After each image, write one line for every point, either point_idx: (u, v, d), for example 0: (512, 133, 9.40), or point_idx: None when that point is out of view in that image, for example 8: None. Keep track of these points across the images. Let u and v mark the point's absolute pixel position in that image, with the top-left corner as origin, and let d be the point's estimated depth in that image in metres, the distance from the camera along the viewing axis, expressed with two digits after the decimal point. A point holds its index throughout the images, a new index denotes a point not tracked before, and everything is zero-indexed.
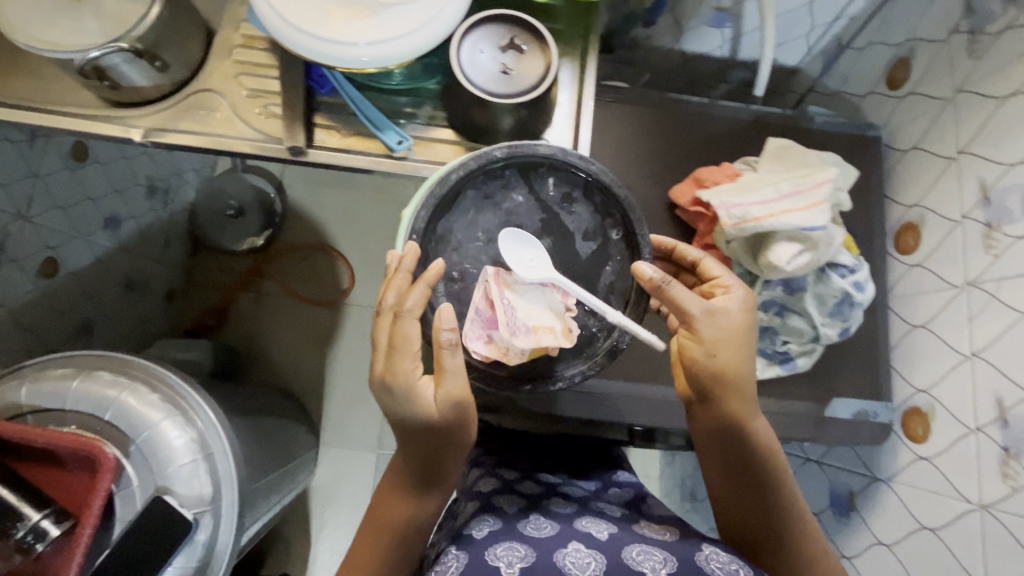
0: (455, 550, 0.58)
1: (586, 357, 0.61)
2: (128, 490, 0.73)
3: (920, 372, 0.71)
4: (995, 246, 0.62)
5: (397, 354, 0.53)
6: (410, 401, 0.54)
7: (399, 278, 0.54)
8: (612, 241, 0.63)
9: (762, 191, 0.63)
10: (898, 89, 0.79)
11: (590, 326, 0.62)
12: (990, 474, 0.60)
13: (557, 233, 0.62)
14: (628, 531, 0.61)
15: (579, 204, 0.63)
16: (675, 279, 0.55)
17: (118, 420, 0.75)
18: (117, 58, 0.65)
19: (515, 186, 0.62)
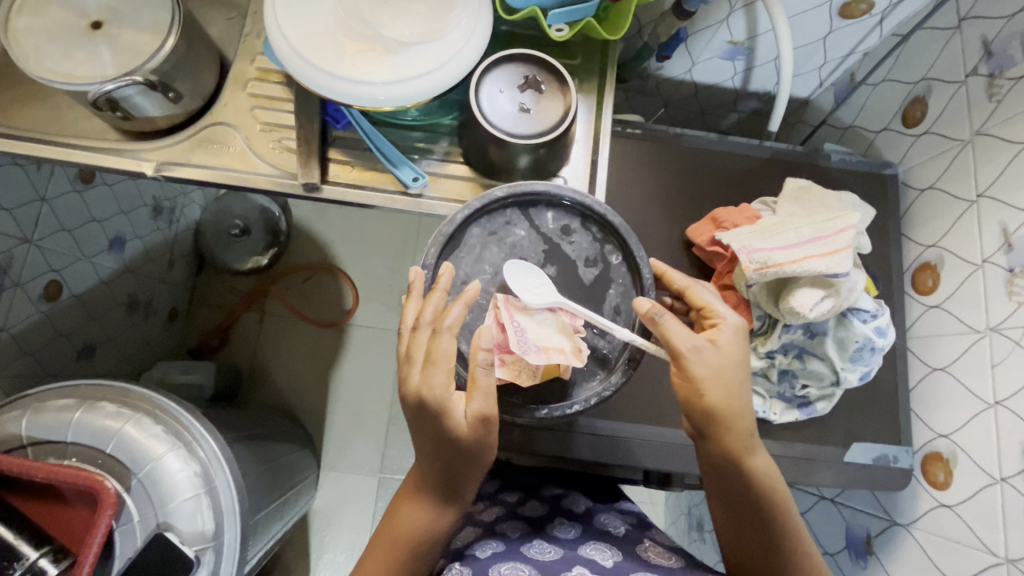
0: (459, 566, 0.58)
1: (604, 379, 0.57)
2: (128, 525, 0.71)
3: (941, 417, 0.69)
4: (1017, 293, 0.62)
5: (431, 366, 0.49)
6: (438, 409, 0.50)
7: (436, 295, 0.52)
8: (613, 266, 0.60)
9: (784, 236, 0.61)
10: (914, 128, 0.79)
11: (600, 347, 0.58)
12: (1016, 526, 0.59)
13: (560, 262, 0.60)
14: (633, 554, 0.61)
15: (579, 233, 0.61)
16: (669, 311, 0.52)
17: (121, 453, 0.73)
18: (131, 90, 0.65)
19: (517, 222, 0.60)
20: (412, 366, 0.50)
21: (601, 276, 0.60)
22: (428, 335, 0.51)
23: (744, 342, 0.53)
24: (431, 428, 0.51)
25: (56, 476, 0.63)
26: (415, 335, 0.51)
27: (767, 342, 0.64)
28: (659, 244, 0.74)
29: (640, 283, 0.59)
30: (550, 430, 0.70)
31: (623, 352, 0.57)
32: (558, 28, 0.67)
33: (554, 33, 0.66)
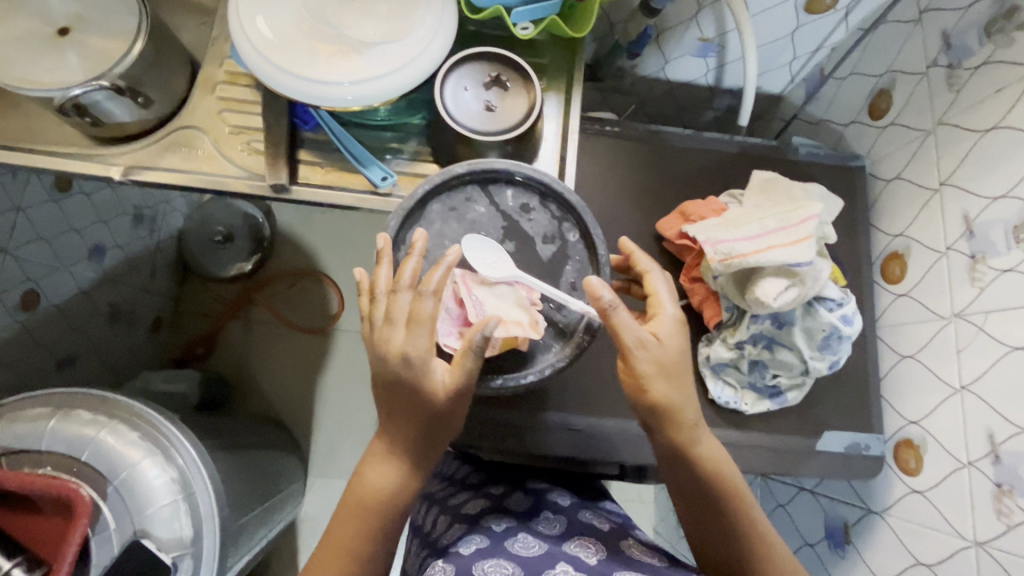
0: (443, 562, 0.60)
1: (559, 351, 0.49)
2: (104, 534, 0.71)
3: (911, 404, 0.70)
4: (980, 279, 0.62)
5: (415, 328, 0.44)
6: (419, 375, 0.45)
7: (411, 260, 0.46)
8: (571, 244, 0.51)
9: (748, 227, 0.62)
10: (881, 119, 0.80)
11: (557, 320, 0.49)
12: (984, 509, 0.59)
13: (519, 239, 0.51)
14: (619, 551, 0.59)
15: (539, 210, 0.51)
16: (620, 302, 0.49)
17: (97, 461, 0.73)
18: (99, 95, 0.65)
19: (477, 199, 0.50)
20: (394, 330, 0.45)
21: (558, 255, 0.51)
22: (409, 299, 0.46)
23: (686, 333, 0.53)
24: (405, 394, 0.46)
25: (30, 484, 0.63)
26: (395, 298, 0.45)
27: (736, 333, 0.65)
28: (630, 239, 0.75)
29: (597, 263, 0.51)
30: (523, 426, 0.69)
31: (582, 329, 0.49)
32: (523, 26, 0.67)
33: (519, 32, 0.67)
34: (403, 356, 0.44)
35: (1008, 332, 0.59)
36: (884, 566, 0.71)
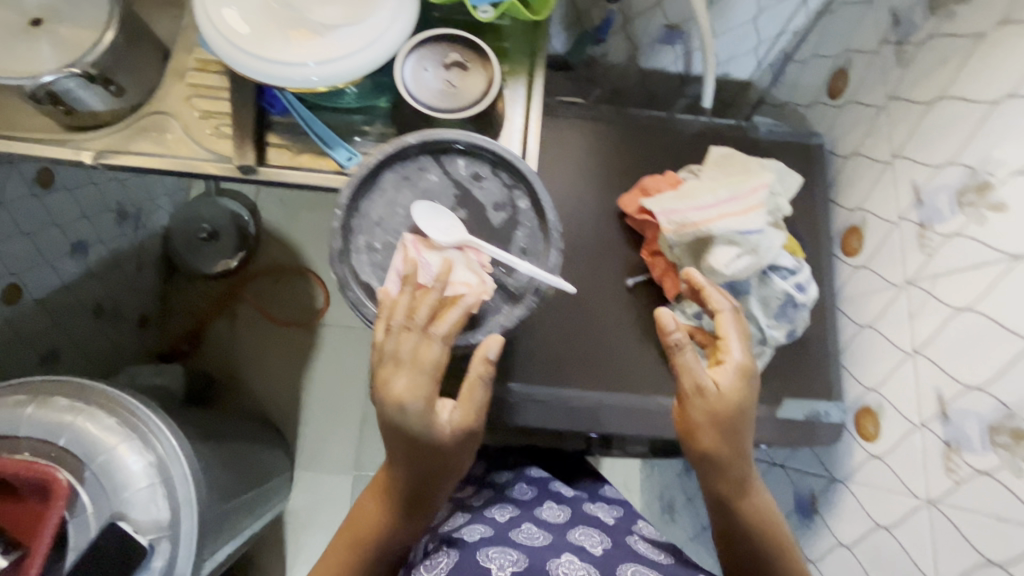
0: (447, 548, 0.59)
1: (508, 311, 0.50)
2: (81, 518, 0.72)
3: (869, 372, 0.71)
4: (928, 245, 0.64)
5: (419, 376, 0.43)
6: (419, 427, 0.43)
7: (432, 295, 0.45)
8: (522, 210, 0.52)
9: (700, 197, 0.64)
10: (838, 98, 0.82)
11: (506, 285, 0.50)
12: (935, 468, 0.60)
13: (471, 207, 0.52)
14: (622, 544, 0.62)
15: (491, 179, 0.53)
16: (687, 345, 0.53)
17: (74, 446, 0.74)
18: (70, 83, 0.66)
19: (429, 167, 0.52)
20: (396, 373, 0.42)
21: (510, 221, 0.52)
22: (417, 337, 0.44)
23: (749, 384, 0.55)
24: (409, 441, 0.45)
25: (8, 468, 0.65)
26: (403, 338, 0.43)
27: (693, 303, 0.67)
28: (595, 217, 0.76)
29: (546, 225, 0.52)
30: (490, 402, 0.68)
31: (531, 290, 0.50)
32: (483, 9, 0.69)
33: (479, 15, 0.68)
34: (401, 409, 0.43)
35: (955, 294, 0.60)
36: (849, 533, 0.73)
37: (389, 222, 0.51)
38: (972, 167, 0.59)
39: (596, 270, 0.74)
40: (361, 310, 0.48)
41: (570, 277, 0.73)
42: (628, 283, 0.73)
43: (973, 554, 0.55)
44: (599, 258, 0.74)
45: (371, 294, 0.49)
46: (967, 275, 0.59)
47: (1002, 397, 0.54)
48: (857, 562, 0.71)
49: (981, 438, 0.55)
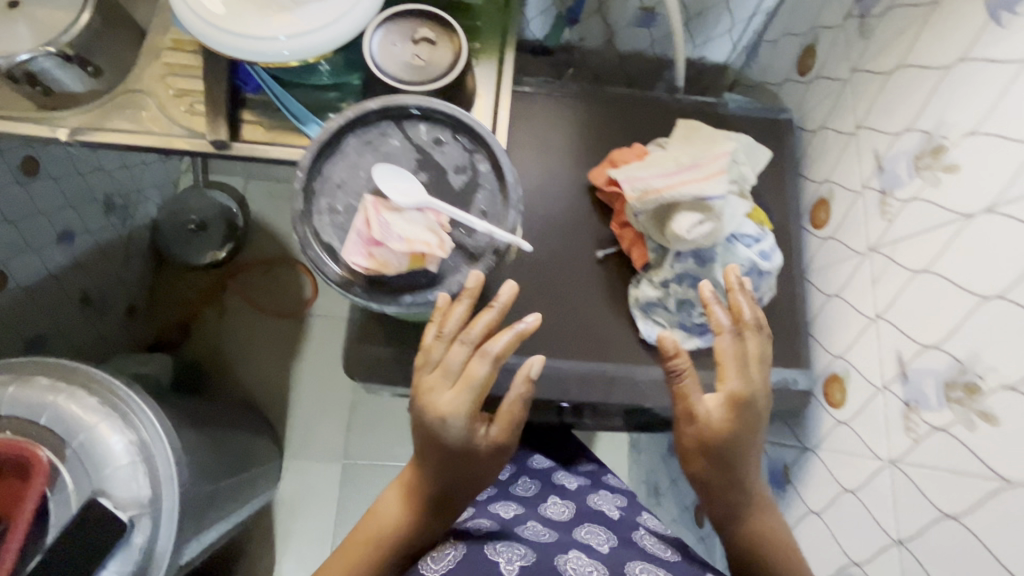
0: (453, 542, 0.56)
1: (468, 270, 0.51)
2: (63, 494, 0.73)
3: (836, 340, 0.73)
4: (889, 211, 0.65)
5: (462, 388, 0.48)
6: (462, 433, 0.49)
7: (486, 313, 0.50)
8: (482, 174, 0.53)
9: (664, 165, 0.65)
10: (807, 75, 0.83)
11: (466, 245, 0.51)
12: (896, 428, 0.61)
13: (432, 171, 0.53)
14: (629, 541, 0.61)
15: (452, 144, 0.54)
16: (688, 368, 0.56)
17: (55, 424, 0.74)
18: (46, 62, 0.67)
19: (391, 133, 0.53)
20: (444, 384, 0.48)
21: (470, 184, 0.53)
22: (463, 352, 0.49)
23: (750, 411, 0.56)
24: (450, 447, 0.50)
25: None
26: (455, 350, 0.48)
27: (660, 272, 0.69)
28: (567, 192, 0.77)
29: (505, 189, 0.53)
30: None
31: (491, 249, 0.51)
32: None
33: None
34: (445, 419, 0.48)
35: (913, 257, 0.61)
36: (819, 499, 0.74)
37: (351, 184, 0.51)
38: (928, 131, 0.60)
39: (567, 243, 0.75)
40: (322, 269, 0.49)
41: (541, 250, 0.74)
42: (598, 256, 0.74)
43: (930, 508, 0.56)
44: (570, 231, 0.76)
45: (334, 255, 0.50)
46: (923, 239, 0.60)
47: (955, 353, 0.55)
48: (825, 527, 0.72)
49: (937, 394, 0.56)
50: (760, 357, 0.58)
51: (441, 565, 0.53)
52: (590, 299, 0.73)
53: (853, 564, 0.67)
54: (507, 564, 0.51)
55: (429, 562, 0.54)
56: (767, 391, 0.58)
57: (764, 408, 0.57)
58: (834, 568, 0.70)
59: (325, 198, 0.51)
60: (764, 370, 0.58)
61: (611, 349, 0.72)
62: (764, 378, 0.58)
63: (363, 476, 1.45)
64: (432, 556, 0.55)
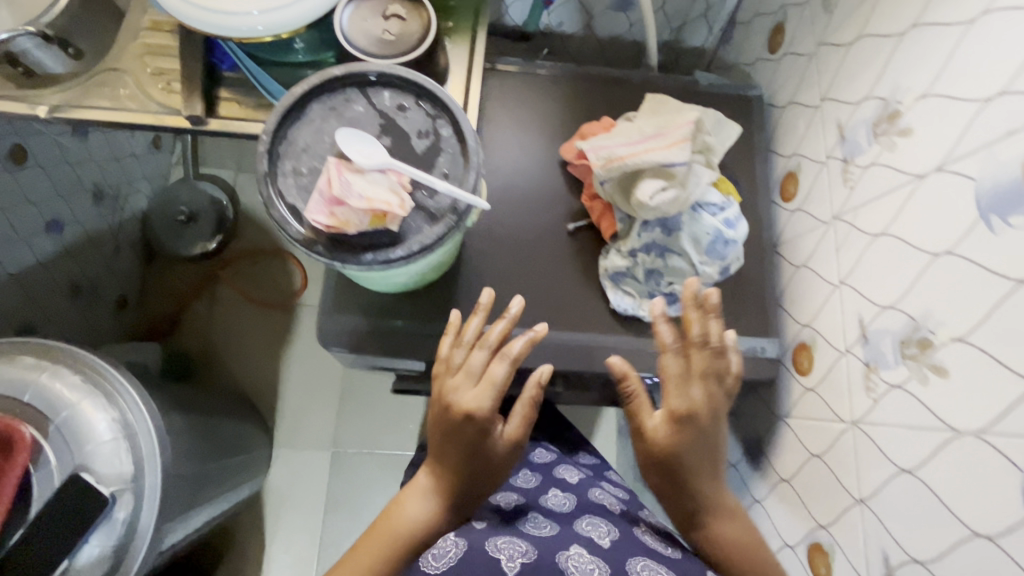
0: (454, 536, 0.56)
1: (428, 230, 0.52)
2: (45, 470, 0.73)
3: (804, 310, 0.74)
4: (851, 178, 0.66)
5: (483, 385, 0.58)
6: (484, 426, 0.57)
7: (500, 322, 0.60)
8: (444, 138, 0.55)
9: (629, 135, 0.67)
10: (776, 53, 0.84)
11: (427, 206, 0.52)
12: (858, 390, 0.63)
13: (395, 135, 0.54)
14: (632, 535, 0.59)
15: (415, 110, 0.55)
16: (635, 388, 0.59)
17: (38, 401, 0.74)
18: (27, 43, 0.69)
19: (355, 99, 0.55)
20: (468, 384, 0.58)
21: (433, 148, 0.54)
22: (482, 357, 0.59)
23: (699, 432, 0.57)
24: (470, 440, 0.57)
25: None
26: (478, 353, 0.59)
27: (627, 241, 0.70)
28: (540, 167, 0.79)
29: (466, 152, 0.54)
30: (431, 341, 0.71)
31: (450, 209, 0.52)
32: None
33: None
34: (469, 412, 0.57)
35: (873, 222, 0.62)
36: (790, 467, 0.75)
37: (315, 147, 0.53)
38: (884, 98, 0.61)
39: (539, 217, 0.77)
40: (285, 228, 0.50)
41: (513, 224, 0.76)
42: (569, 228, 0.76)
43: (888, 465, 0.57)
44: (542, 205, 0.77)
45: (297, 215, 0.51)
46: (882, 203, 0.61)
47: (910, 311, 0.56)
48: (795, 494, 0.73)
49: (894, 353, 0.58)
50: (708, 374, 0.58)
51: (442, 562, 0.53)
52: (562, 271, 0.74)
53: (820, 528, 0.68)
54: (508, 562, 0.51)
55: (431, 560, 0.54)
56: (720, 406, 0.58)
57: (711, 424, 0.58)
58: (804, 533, 0.71)
59: (291, 161, 0.52)
60: (713, 387, 0.58)
61: (583, 319, 0.73)
62: (712, 395, 0.58)
63: (352, 465, 1.43)
64: (432, 552, 0.55)
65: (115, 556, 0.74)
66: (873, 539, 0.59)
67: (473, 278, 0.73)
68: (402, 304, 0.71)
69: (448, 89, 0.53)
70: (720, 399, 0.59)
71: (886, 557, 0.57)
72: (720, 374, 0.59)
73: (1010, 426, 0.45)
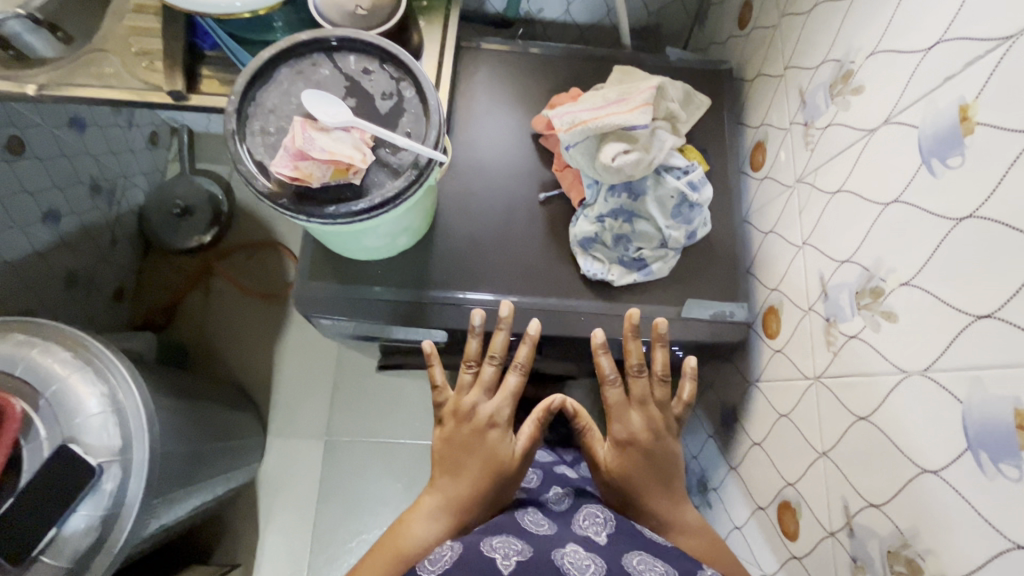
0: (449, 541, 0.58)
1: (390, 184, 0.54)
2: (35, 443, 0.73)
3: (771, 275, 0.75)
4: (812, 141, 0.68)
5: (498, 395, 0.69)
6: (496, 435, 0.66)
7: (500, 334, 0.69)
8: (407, 99, 0.57)
9: (593, 102, 0.71)
10: (746, 27, 0.86)
11: (391, 163, 0.54)
12: (820, 345, 0.64)
13: (359, 96, 0.56)
14: (626, 528, 0.62)
15: (379, 73, 0.58)
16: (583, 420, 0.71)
17: (29, 375, 0.75)
18: (15, 24, 0.71)
19: (322, 64, 0.57)
20: (483, 398, 0.68)
21: (396, 109, 0.56)
22: (493, 369, 0.69)
23: (644, 454, 0.66)
24: (482, 447, 0.65)
25: None
26: (487, 366, 0.69)
27: (595, 207, 0.73)
28: (513, 140, 0.81)
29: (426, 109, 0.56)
30: (406, 307, 0.73)
31: (412, 165, 0.54)
32: None
33: None
34: (486, 417, 0.67)
35: (830, 181, 0.64)
36: (760, 431, 0.76)
37: (283, 109, 0.55)
38: (839, 60, 0.63)
39: (511, 187, 0.78)
40: (252, 181, 0.52)
41: (485, 195, 0.78)
42: (541, 198, 0.78)
43: (848, 415, 0.58)
44: (514, 177, 0.79)
45: (264, 170, 0.53)
46: (839, 161, 0.62)
47: (864, 262, 0.57)
48: (766, 456, 0.74)
49: (850, 305, 0.59)
50: (645, 402, 0.69)
51: (438, 566, 0.54)
52: (534, 238, 0.76)
53: (788, 486, 0.69)
54: (504, 560, 0.53)
55: (426, 565, 0.55)
56: (661, 428, 0.68)
57: (656, 445, 0.67)
58: (774, 494, 0.72)
59: (259, 121, 0.55)
60: (652, 410, 0.69)
61: (555, 286, 0.75)
62: (651, 418, 0.68)
63: (344, 454, 1.39)
64: (428, 559, 0.56)
65: (102, 526, 0.74)
66: (834, 490, 0.60)
67: (447, 246, 0.75)
68: (376, 272, 0.73)
69: (410, 52, 0.55)
70: (662, 422, 0.69)
71: (847, 505, 0.58)
72: (660, 400, 0.70)
73: (953, 359, 0.46)
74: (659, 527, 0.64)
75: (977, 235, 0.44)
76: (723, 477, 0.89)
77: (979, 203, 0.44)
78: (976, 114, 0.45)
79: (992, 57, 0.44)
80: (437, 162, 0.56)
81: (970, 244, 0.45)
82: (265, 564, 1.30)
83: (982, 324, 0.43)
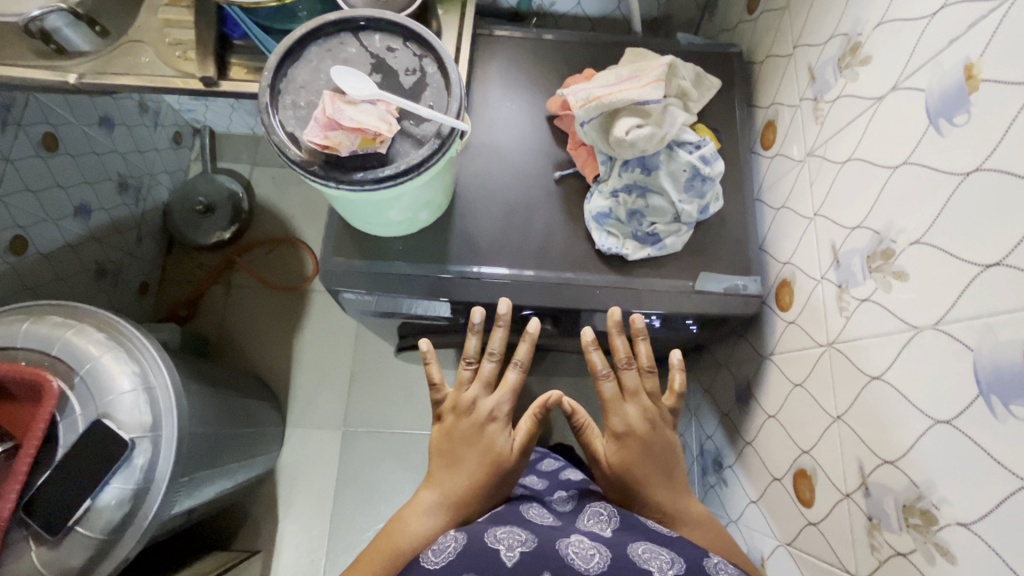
0: (454, 531, 0.60)
1: (415, 153, 0.56)
2: (72, 418, 0.76)
3: (783, 248, 0.76)
4: (821, 114, 0.69)
5: (498, 390, 0.71)
6: (496, 430, 0.69)
7: (498, 330, 0.72)
8: (429, 74, 0.60)
9: (606, 80, 0.74)
10: (754, 12, 0.88)
11: (415, 134, 0.57)
12: (833, 312, 0.65)
13: (385, 72, 0.59)
14: (631, 520, 0.63)
15: (403, 51, 0.61)
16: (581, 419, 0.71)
17: (65, 354, 0.77)
18: (59, 19, 0.76)
19: (349, 42, 0.60)
20: (484, 395, 0.71)
21: (419, 83, 0.59)
22: (492, 364, 0.72)
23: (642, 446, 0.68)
24: (482, 441, 0.68)
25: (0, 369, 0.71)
26: (486, 363, 0.72)
27: (609, 181, 0.76)
28: (526, 122, 0.83)
29: (448, 83, 0.59)
30: (426, 282, 0.75)
31: (435, 135, 0.57)
32: None
33: None
34: (487, 412, 0.69)
35: (840, 151, 0.65)
36: (775, 402, 0.77)
37: (313, 84, 0.58)
38: (847, 34, 0.65)
39: (526, 169, 0.81)
40: (285, 150, 0.55)
41: (501, 174, 0.80)
42: (556, 176, 0.80)
43: (861, 376, 0.59)
44: (530, 157, 0.82)
45: (295, 141, 0.56)
46: (848, 131, 0.64)
47: (874, 227, 0.59)
48: (782, 426, 0.75)
49: (862, 269, 0.60)
50: (638, 394, 0.71)
51: (442, 557, 0.56)
52: (548, 215, 0.78)
53: (804, 453, 0.70)
54: (508, 551, 0.55)
55: (431, 555, 0.57)
56: (657, 419, 0.70)
57: (654, 435, 0.69)
58: (790, 463, 0.73)
59: (290, 96, 0.58)
60: (646, 402, 0.71)
61: (570, 260, 0.76)
62: (646, 409, 0.70)
63: (360, 443, 1.41)
64: (432, 548, 0.58)
65: (133, 500, 0.76)
66: (849, 451, 0.61)
67: (464, 225, 0.77)
68: (396, 249, 0.76)
69: (431, 27, 0.58)
70: (657, 412, 0.71)
71: (862, 466, 0.59)
72: (652, 392, 0.72)
73: (963, 310, 0.47)
74: (662, 500, 0.66)
75: (985, 188, 0.46)
76: (739, 455, 0.90)
77: (985, 157, 0.46)
78: (981, 71, 0.47)
79: (996, 15, 0.46)
80: (459, 132, 0.59)
81: (981, 197, 0.46)
82: (285, 549, 1.32)
83: (992, 272, 0.45)
